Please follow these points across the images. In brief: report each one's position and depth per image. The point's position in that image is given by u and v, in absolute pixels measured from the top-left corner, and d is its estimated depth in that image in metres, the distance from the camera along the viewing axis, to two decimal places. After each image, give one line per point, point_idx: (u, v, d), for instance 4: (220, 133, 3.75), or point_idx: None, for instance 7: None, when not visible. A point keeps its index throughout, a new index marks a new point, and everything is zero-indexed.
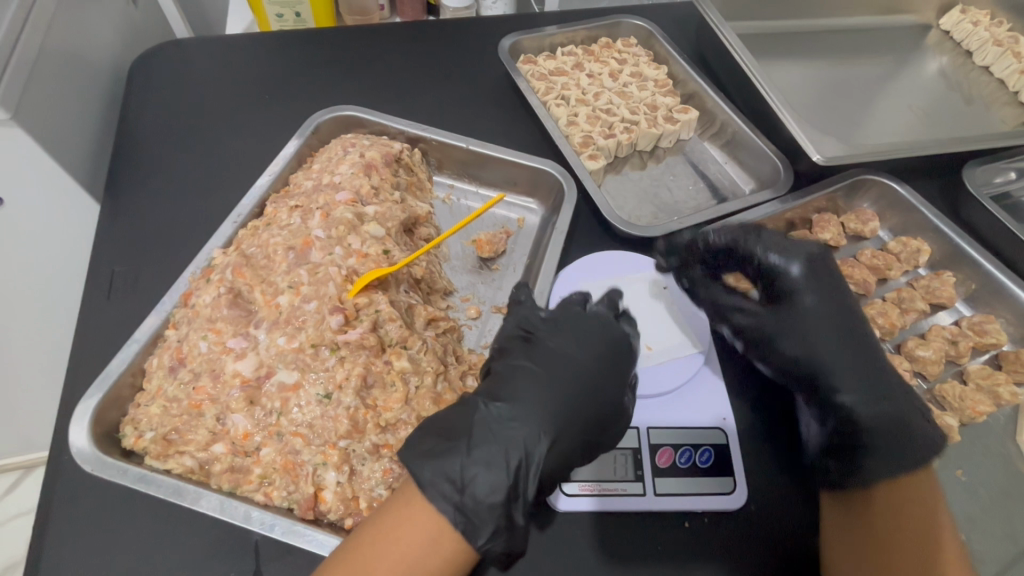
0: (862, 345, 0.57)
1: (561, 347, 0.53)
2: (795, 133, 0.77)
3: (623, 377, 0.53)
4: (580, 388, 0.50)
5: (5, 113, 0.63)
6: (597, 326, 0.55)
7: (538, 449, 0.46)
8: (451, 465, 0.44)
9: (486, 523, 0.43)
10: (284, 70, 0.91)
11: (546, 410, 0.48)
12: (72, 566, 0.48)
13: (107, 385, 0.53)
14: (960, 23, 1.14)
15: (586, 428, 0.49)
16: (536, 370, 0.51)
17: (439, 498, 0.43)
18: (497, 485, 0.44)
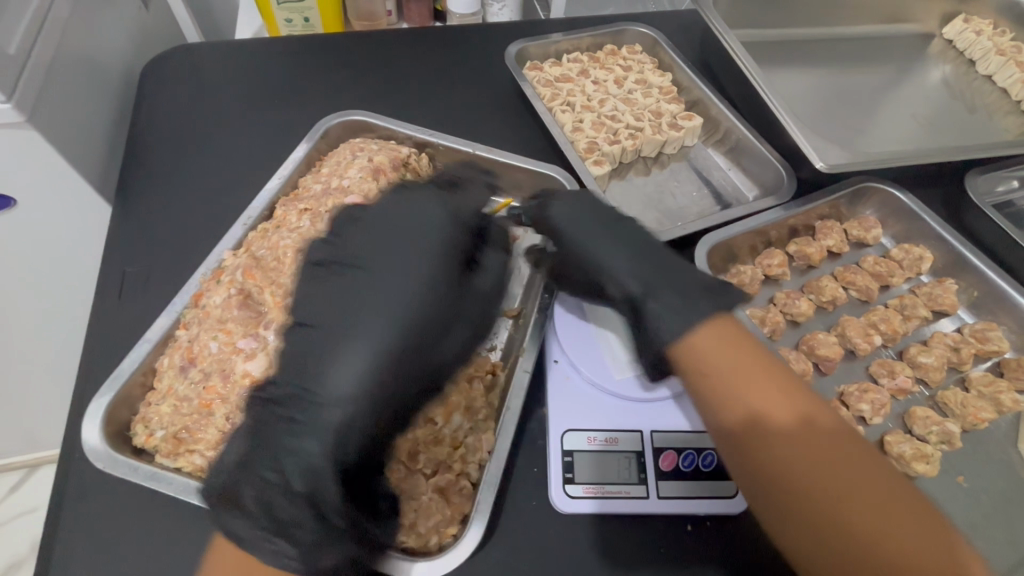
0: (640, 255, 0.58)
1: (393, 266, 0.51)
2: (799, 140, 0.77)
3: (448, 314, 0.51)
4: (400, 332, 0.47)
5: (21, 116, 0.64)
6: (439, 245, 0.53)
7: (355, 387, 0.45)
8: (268, 485, 0.43)
9: (323, 536, 0.43)
10: (293, 75, 0.92)
11: (371, 342, 0.46)
12: (84, 561, 0.49)
13: (118, 384, 0.54)
14: (963, 32, 1.15)
15: (418, 354, 0.48)
16: (333, 332, 0.47)
17: (262, 547, 0.43)
18: (315, 480, 0.43)
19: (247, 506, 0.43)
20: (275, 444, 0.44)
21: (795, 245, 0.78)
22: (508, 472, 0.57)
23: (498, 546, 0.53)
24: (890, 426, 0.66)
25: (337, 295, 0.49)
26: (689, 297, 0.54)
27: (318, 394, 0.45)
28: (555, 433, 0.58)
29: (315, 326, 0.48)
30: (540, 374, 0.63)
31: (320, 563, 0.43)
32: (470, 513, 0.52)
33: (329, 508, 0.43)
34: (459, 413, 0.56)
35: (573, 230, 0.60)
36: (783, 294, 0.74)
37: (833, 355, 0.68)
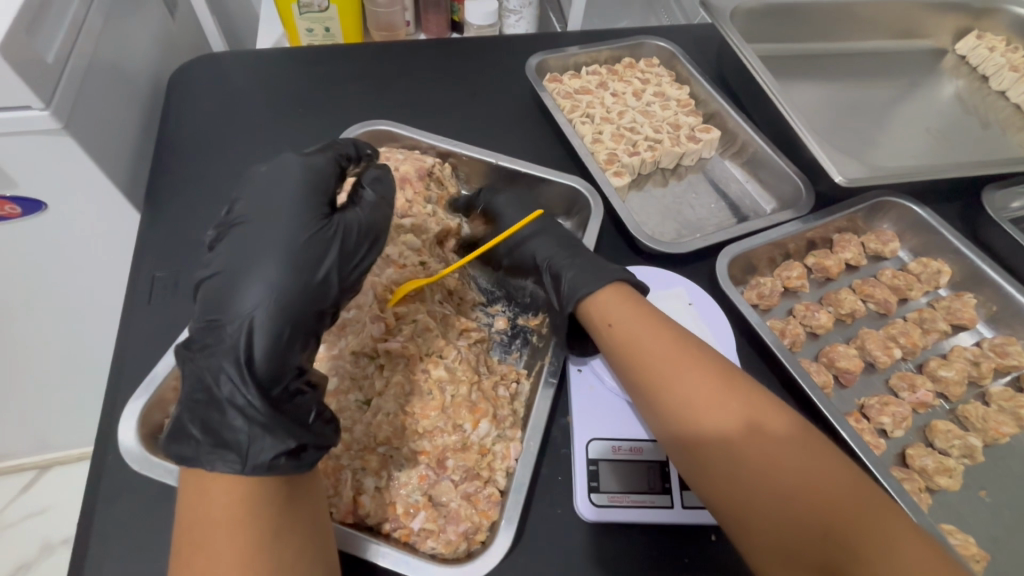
0: (567, 241, 0.68)
1: (271, 205, 0.51)
2: (818, 154, 0.78)
3: (330, 230, 0.51)
4: (284, 250, 0.48)
5: (58, 123, 0.66)
6: (312, 180, 0.53)
7: (254, 306, 0.46)
8: (211, 422, 0.45)
9: (252, 436, 0.43)
10: (317, 85, 0.93)
11: (261, 268, 0.47)
12: (119, 562, 0.50)
13: (153, 388, 0.55)
14: (977, 48, 1.15)
15: (303, 267, 0.48)
16: (224, 268, 0.49)
17: (206, 460, 0.43)
18: (235, 386, 0.45)
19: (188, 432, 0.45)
20: (200, 366, 0.46)
21: (814, 258, 0.79)
22: (533, 483, 0.58)
23: (524, 553, 0.53)
24: (910, 438, 0.66)
25: (227, 242, 0.50)
26: (594, 264, 0.63)
27: (222, 320, 0.46)
28: (579, 442, 0.59)
29: (217, 269, 0.49)
30: (562, 384, 0.64)
31: (256, 461, 0.43)
32: (497, 519, 0.52)
33: (254, 412, 0.45)
34: (487, 420, 0.56)
35: (529, 235, 0.69)
36: (802, 305, 0.75)
37: (853, 367, 0.69)
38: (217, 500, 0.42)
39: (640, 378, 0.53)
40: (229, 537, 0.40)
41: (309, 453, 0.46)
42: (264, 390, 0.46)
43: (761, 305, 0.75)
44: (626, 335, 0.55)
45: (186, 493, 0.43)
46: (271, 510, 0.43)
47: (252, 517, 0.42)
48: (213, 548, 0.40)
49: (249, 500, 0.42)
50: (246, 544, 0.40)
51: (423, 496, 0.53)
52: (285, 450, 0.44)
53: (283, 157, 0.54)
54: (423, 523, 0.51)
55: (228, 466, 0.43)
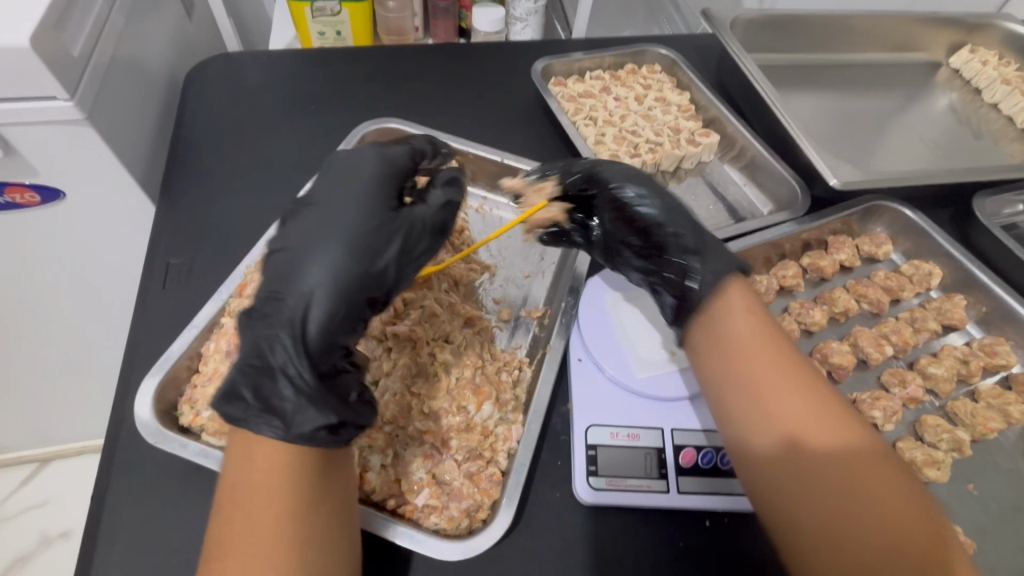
0: (690, 224, 0.62)
1: (343, 192, 0.54)
2: (813, 158, 0.81)
3: (395, 225, 0.53)
4: (352, 237, 0.50)
5: (80, 113, 0.68)
6: (382, 172, 0.56)
7: (316, 283, 0.48)
8: (266, 389, 0.46)
9: (299, 406, 0.45)
10: (328, 84, 0.96)
11: (327, 247, 0.49)
12: (130, 534, 0.52)
13: (167, 366, 0.57)
14: (969, 62, 1.19)
15: (364, 255, 0.50)
16: (291, 245, 0.50)
17: (253, 423, 0.44)
18: (289, 355, 0.46)
19: (240, 393, 0.45)
20: (254, 333, 0.47)
21: (809, 259, 0.81)
22: (533, 468, 0.59)
23: (524, 533, 0.55)
24: (900, 432, 0.68)
25: (296, 221, 0.52)
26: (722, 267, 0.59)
27: (283, 293, 0.48)
28: (579, 427, 0.61)
29: (283, 245, 0.51)
30: (563, 372, 0.66)
31: (299, 431, 0.44)
32: (499, 498, 0.54)
33: (302, 384, 0.46)
34: (490, 403, 0.58)
35: (637, 206, 0.63)
36: (797, 304, 0.77)
37: (846, 363, 0.71)
38: (259, 467, 0.44)
39: (728, 374, 0.54)
40: (268, 505, 0.43)
41: (347, 430, 0.47)
42: (316, 367, 0.47)
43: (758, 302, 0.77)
44: (728, 337, 0.55)
45: (233, 454, 0.46)
46: (308, 485, 0.44)
47: (290, 489, 0.44)
48: (253, 508, 0.43)
49: (287, 473, 0.44)
50: (282, 513, 0.43)
51: (428, 474, 0.55)
52: (327, 424, 0.45)
53: (362, 152, 0.58)
54: (427, 499, 0.53)
55: (272, 431, 0.44)
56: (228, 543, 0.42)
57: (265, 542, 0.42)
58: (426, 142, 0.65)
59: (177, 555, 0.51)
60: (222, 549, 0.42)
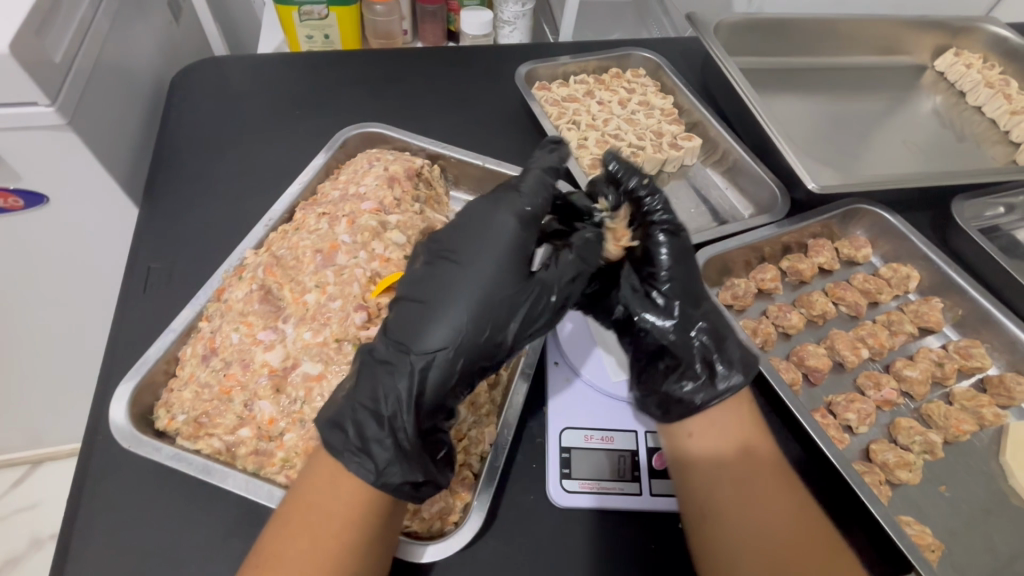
0: (694, 294, 0.61)
1: (484, 252, 0.53)
2: (793, 163, 0.81)
3: (521, 303, 0.53)
4: (481, 306, 0.51)
5: (62, 119, 0.69)
6: (521, 234, 0.54)
7: (442, 348, 0.49)
8: (366, 433, 0.47)
9: (393, 458, 0.47)
10: (313, 88, 0.97)
11: (457, 313, 0.50)
12: (104, 537, 0.52)
13: (143, 371, 0.58)
14: (954, 65, 1.19)
15: (488, 327, 0.51)
16: (429, 301, 0.52)
17: (348, 458, 0.47)
18: (401, 408, 0.48)
19: (343, 426, 0.48)
20: (375, 378, 0.49)
21: (788, 262, 0.82)
22: (507, 470, 0.60)
23: (495, 536, 0.56)
24: (875, 434, 0.69)
25: (438, 271, 0.54)
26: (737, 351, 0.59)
27: (409, 347, 0.50)
28: (553, 431, 0.61)
29: (419, 296, 0.53)
30: (539, 374, 0.67)
31: (387, 481, 0.46)
32: (471, 500, 0.55)
33: (404, 439, 0.48)
34: (465, 406, 0.59)
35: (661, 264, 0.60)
36: (775, 307, 0.78)
37: (821, 366, 0.71)
38: (343, 495, 0.46)
39: (715, 469, 0.54)
40: (338, 532, 0.44)
41: (427, 488, 0.48)
42: (419, 425, 0.49)
43: (736, 305, 0.78)
44: (723, 436, 0.56)
45: (318, 474, 0.47)
46: (380, 523, 0.46)
47: (364, 523, 0.45)
48: (332, 521, 0.45)
49: (367, 508, 0.46)
50: (349, 545, 0.44)
51: None
52: (413, 480, 0.47)
53: (505, 201, 0.56)
54: None
55: (363, 471, 0.46)
56: (281, 555, 0.44)
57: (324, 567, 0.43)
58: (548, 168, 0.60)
59: (149, 558, 0.52)
60: (273, 559, 0.44)
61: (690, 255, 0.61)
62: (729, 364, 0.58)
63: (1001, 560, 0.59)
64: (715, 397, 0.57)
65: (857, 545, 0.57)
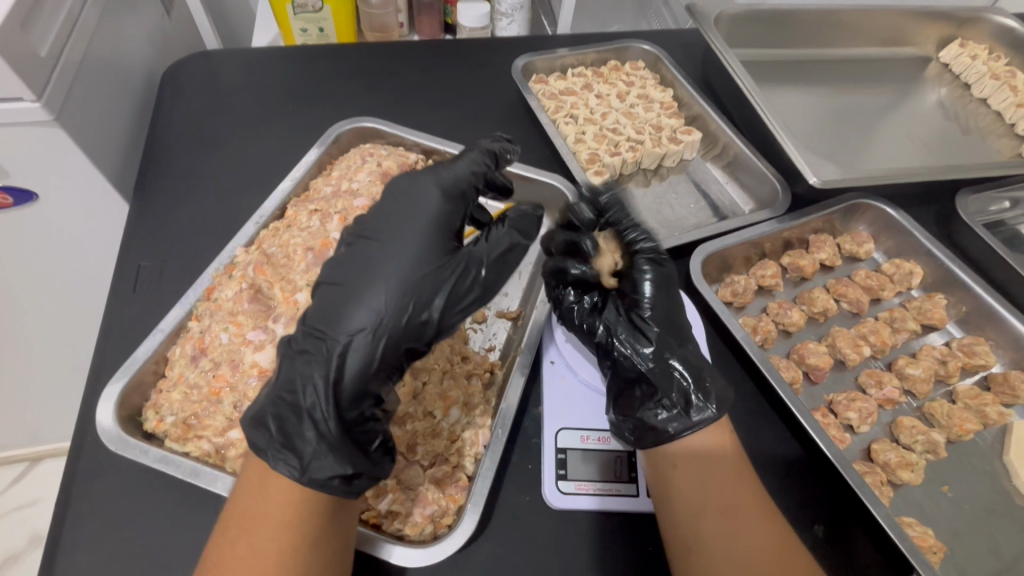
0: (677, 326, 0.61)
1: (402, 227, 0.51)
2: (793, 156, 0.80)
3: (444, 279, 0.50)
4: (401, 286, 0.48)
5: (49, 115, 0.67)
6: (447, 208, 0.53)
7: (361, 330, 0.47)
8: (293, 430, 0.46)
9: (318, 451, 0.45)
10: (307, 82, 0.95)
11: (378, 293, 0.48)
12: (90, 541, 0.52)
13: (132, 371, 0.57)
14: (959, 57, 1.17)
15: (408, 307, 0.48)
16: (345, 283, 0.49)
17: (273, 457, 0.45)
18: (319, 399, 0.46)
19: (265, 423, 0.46)
20: (292, 367, 0.47)
21: (789, 258, 0.80)
22: (502, 470, 0.59)
23: (490, 538, 0.55)
24: (876, 433, 0.68)
25: (354, 252, 0.51)
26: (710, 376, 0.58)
27: (327, 333, 0.47)
28: (549, 431, 0.60)
29: (337, 278, 0.50)
30: (535, 374, 0.66)
31: (313, 475, 0.45)
32: (464, 503, 0.54)
33: (326, 430, 0.46)
34: (457, 407, 0.59)
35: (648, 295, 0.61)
36: (776, 304, 0.76)
37: (822, 364, 0.70)
38: (275, 498, 0.45)
39: (698, 494, 0.52)
40: (274, 535, 0.43)
41: (361, 480, 0.47)
42: (342, 415, 0.47)
43: (735, 302, 0.76)
44: (701, 461, 0.55)
45: (248, 481, 0.46)
46: (315, 524, 0.45)
47: (299, 523, 0.44)
48: (260, 529, 0.44)
49: (300, 508, 0.45)
50: (285, 547, 0.43)
51: (391, 479, 0.55)
52: (341, 473, 0.45)
53: (424, 175, 0.54)
54: (390, 504, 0.53)
55: (289, 469, 0.45)
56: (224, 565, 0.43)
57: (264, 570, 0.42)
58: (485, 151, 0.60)
59: (138, 561, 0.51)
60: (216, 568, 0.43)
61: (674, 290, 0.62)
62: (703, 392, 0.56)
63: (1005, 561, 0.58)
64: (688, 428, 0.55)
65: (856, 545, 0.57)
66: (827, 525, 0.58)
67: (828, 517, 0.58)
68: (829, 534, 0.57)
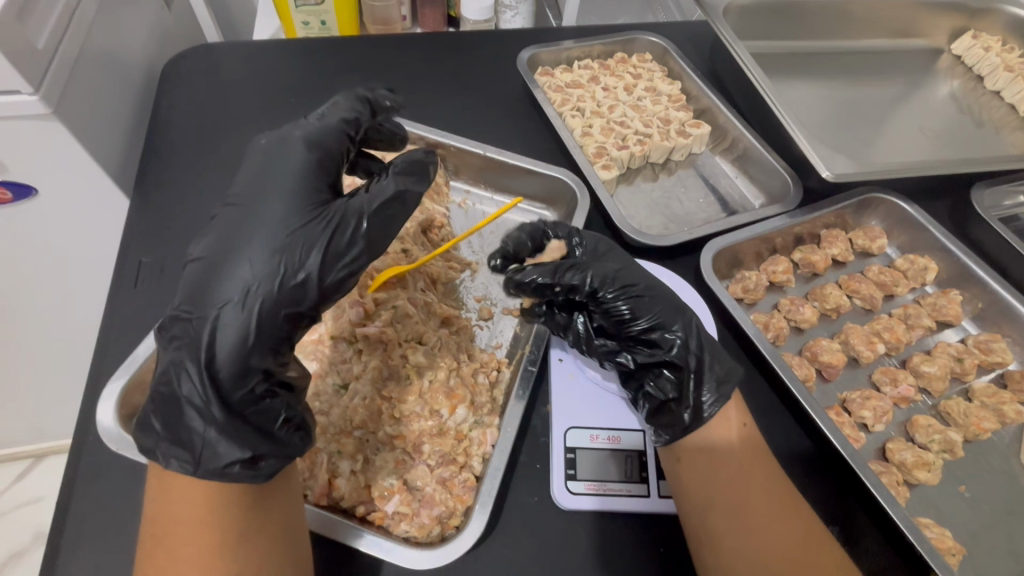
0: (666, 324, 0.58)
1: (269, 186, 0.47)
2: (805, 149, 0.78)
3: (313, 233, 0.45)
4: (271, 247, 0.44)
5: (47, 108, 0.66)
6: (315, 163, 0.49)
7: (229, 301, 0.42)
8: (181, 421, 0.43)
9: (207, 440, 0.42)
10: (309, 75, 0.94)
11: (244, 259, 0.43)
12: (92, 542, 0.51)
13: (133, 369, 0.56)
14: (972, 48, 1.15)
15: (283, 270, 0.43)
16: (208, 259, 0.44)
17: (165, 455, 0.43)
18: (196, 384, 0.42)
19: (149, 423, 0.44)
20: (169, 355, 0.43)
21: (800, 253, 0.79)
22: (510, 470, 0.58)
23: (498, 540, 0.53)
24: (892, 433, 0.67)
25: (218, 222, 0.46)
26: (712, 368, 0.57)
27: (195, 312, 0.43)
28: (558, 430, 0.59)
29: (200, 252, 0.45)
30: (543, 372, 0.65)
31: (209, 465, 0.42)
32: (472, 504, 0.53)
33: (211, 416, 0.43)
34: (465, 406, 0.57)
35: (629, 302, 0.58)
36: (788, 300, 0.75)
37: (836, 361, 0.69)
38: (180, 502, 0.43)
39: (712, 470, 0.53)
40: (191, 538, 0.43)
41: (268, 463, 0.44)
42: (224, 398, 0.43)
43: (746, 299, 0.75)
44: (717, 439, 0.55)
45: (152, 485, 0.45)
46: (237, 514, 0.44)
47: (218, 521, 0.43)
48: (178, 532, 0.43)
49: (212, 505, 0.43)
50: (209, 543, 0.43)
51: (398, 480, 0.54)
52: (240, 458, 0.43)
53: (284, 135, 0.50)
54: (397, 506, 0.52)
55: (183, 466, 0.43)
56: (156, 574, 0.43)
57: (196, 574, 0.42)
58: (355, 96, 0.55)
59: None
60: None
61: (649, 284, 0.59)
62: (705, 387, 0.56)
63: None
64: (704, 412, 0.55)
65: (870, 545, 0.56)
66: (842, 525, 0.57)
67: (843, 516, 0.57)
68: (845, 534, 0.56)
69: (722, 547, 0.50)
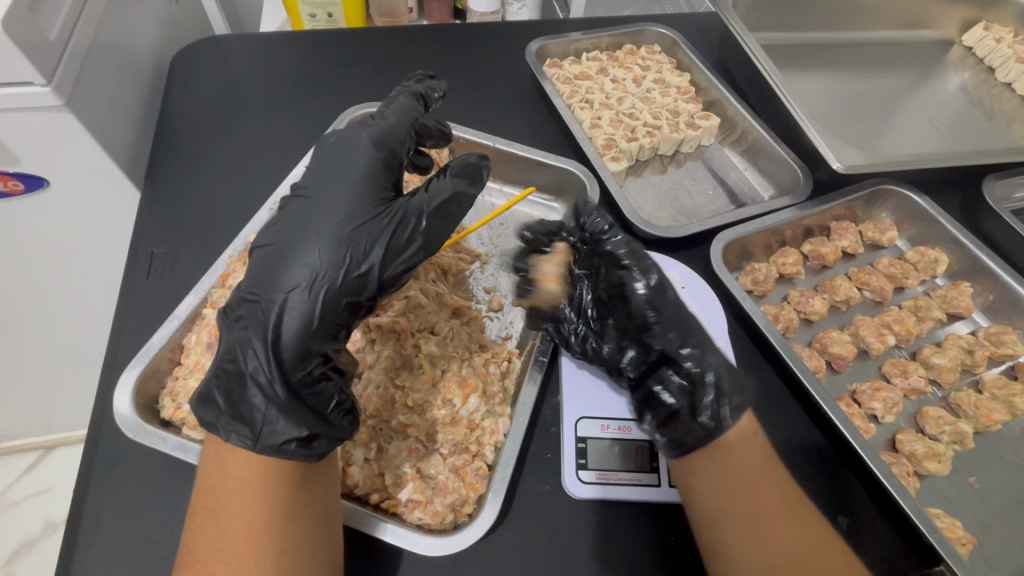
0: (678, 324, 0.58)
1: (334, 181, 0.50)
2: (816, 141, 0.77)
3: (379, 229, 0.48)
4: (338, 237, 0.47)
5: (60, 100, 0.66)
6: (375, 161, 0.51)
7: (297, 287, 0.45)
8: (243, 398, 0.44)
9: (267, 416, 0.44)
10: (318, 68, 0.94)
11: (312, 248, 0.46)
12: (109, 528, 0.51)
13: (148, 359, 0.56)
14: (983, 40, 1.14)
15: (349, 261, 0.46)
16: (277, 246, 0.47)
17: (224, 430, 0.44)
18: (260, 362, 0.44)
19: (213, 398, 0.44)
20: (232, 337, 0.46)
21: (810, 246, 0.79)
22: (521, 461, 0.58)
23: (512, 528, 0.54)
24: (901, 424, 0.67)
25: (285, 213, 0.49)
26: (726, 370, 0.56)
27: (261, 295, 0.45)
28: (570, 420, 0.60)
29: (269, 239, 0.47)
30: (553, 363, 0.65)
31: (268, 441, 0.43)
32: (485, 492, 0.54)
33: (273, 394, 0.44)
34: (477, 395, 0.58)
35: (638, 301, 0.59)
36: (797, 292, 0.75)
37: (846, 353, 0.69)
38: (233, 476, 0.43)
39: (722, 475, 0.51)
40: (242, 513, 0.43)
41: (321, 443, 0.45)
42: (287, 378, 0.45)
43: (756, 291, 0.75)
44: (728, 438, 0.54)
45: (208, 456, 0.45)
46: (286, 495, 0.44)
47: (268, 497, 0.43)
48: (230, 509, 0.43)
49: (265, 482, 0.43)
50: (257, 522, 0.43)
51: (412, 468, 0.55)
52: (297, 436, 0.43)
53: (348, 133, 0.53)
54: (411, 493, 0.53)
55: (241, 440, 0.43)
56: (203, 548, 0.43)
57: (247, 546, 0.42)
58: (411, 95, 0.60)
59: (158, 549, 0.51)
60: (196, 552, 0.43)
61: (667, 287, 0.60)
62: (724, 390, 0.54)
63: None
64: (724, 420, 0.52)
65: (882, 533, 0.56)
66: (854, 516, 0.57)
67: (854, 508, 0.57)
68: (854, 525, 0.56)
69: (737, 556, 0.48)
